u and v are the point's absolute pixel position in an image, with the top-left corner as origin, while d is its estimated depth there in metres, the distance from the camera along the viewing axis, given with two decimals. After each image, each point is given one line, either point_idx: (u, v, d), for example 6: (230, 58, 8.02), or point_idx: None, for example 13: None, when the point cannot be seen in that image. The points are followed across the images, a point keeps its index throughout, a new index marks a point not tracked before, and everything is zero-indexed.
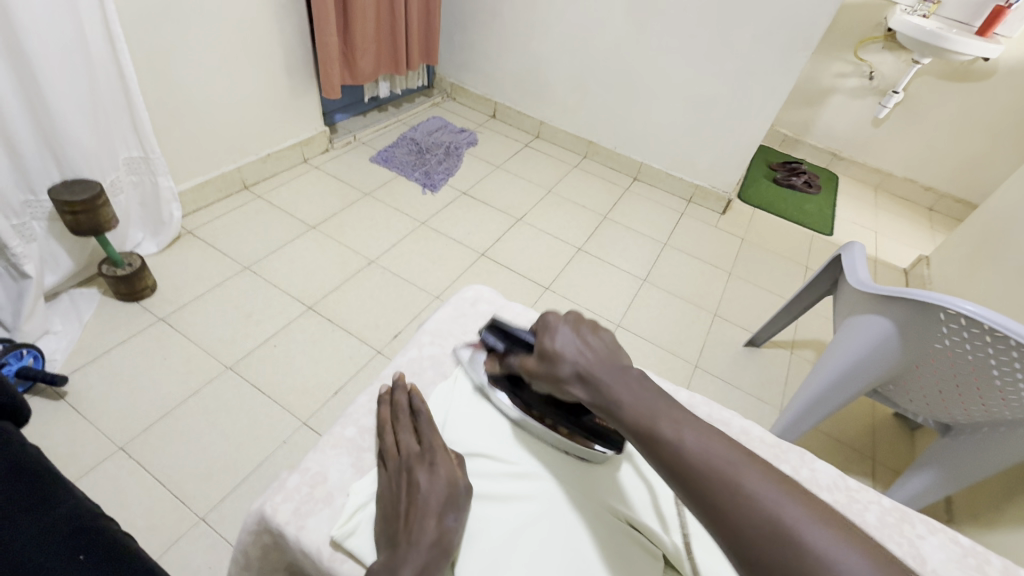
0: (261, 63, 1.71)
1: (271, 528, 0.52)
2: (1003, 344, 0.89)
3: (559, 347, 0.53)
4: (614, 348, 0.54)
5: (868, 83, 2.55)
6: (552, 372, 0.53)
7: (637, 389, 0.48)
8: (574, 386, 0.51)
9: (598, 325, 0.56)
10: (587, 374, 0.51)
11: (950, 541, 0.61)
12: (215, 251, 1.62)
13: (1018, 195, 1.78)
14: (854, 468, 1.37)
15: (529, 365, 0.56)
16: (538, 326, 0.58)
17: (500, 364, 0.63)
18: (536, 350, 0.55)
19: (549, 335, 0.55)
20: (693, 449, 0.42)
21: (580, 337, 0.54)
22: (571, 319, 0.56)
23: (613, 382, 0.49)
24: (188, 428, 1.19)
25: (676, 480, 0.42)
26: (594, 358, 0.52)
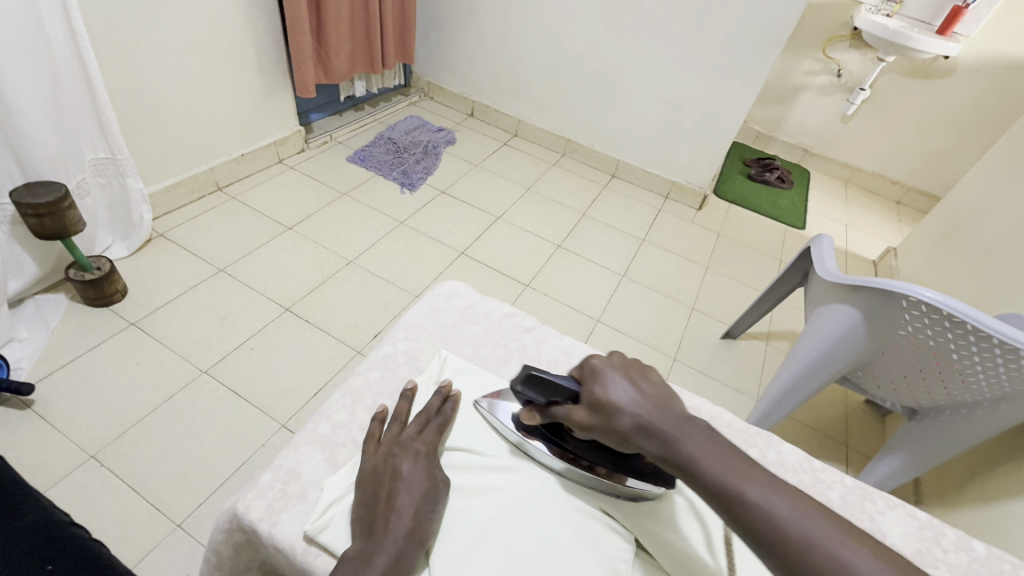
0: (232, 62, 1.69)
1: (244, 525, 0.52)
2: (962, 329, 0.94)
3: (616, 399, 0.49)
4: (668, 392, 0.51)
5: (836, 80, 2.62)
6: (611, 425, 0.49)
7: (705, 441, 0.45)
8: (634, 437, 0.48)
9: (647, 368, 0.53)
10: (648, 427, 0.47)
11: (908, 516, 0.64)
12: (188, 253, 1.59)
13: (977, 188, 1.85)
14: (827, 454, 1.41)
15: (580, 419, 0.51)
16: (586, 372, 0.53)
17: (536, 413, 0.56)
18: (587, 401, 0.50)
19: (599, 384, 0.51)
20: (786, 514, 0.41)
21: (635, 385, 0.50)
22: (618, 363, 0.53)
23: (678, 435, 0.46)
24: (163, 434, 1.17)
25: (765, 546, 0.41)
26: (653, 408, 0.48)
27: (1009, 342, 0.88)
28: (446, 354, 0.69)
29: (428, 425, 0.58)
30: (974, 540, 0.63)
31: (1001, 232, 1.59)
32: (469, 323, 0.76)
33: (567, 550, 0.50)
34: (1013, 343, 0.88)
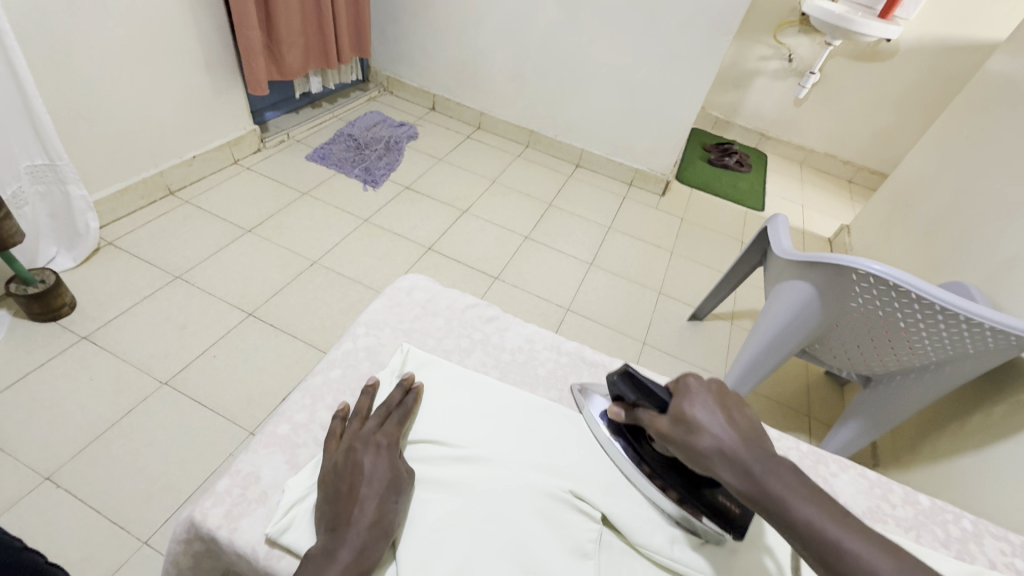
0: (177, 60, 1.61)
1: (203, 534, 0.50)
2: (907, 298, 0.98)
3: (700, 420, 0.51)
4: (755, 426, 0.52)
5: (788, 65, 2.70)
6: (690, 442, 0.51)
7: (794, 481, 0.46)
8: (714, 463, 0.49)
9: (743, 401, 0.55)
10: (730, 455, 0.48)
11: (860, 476, 0.67)
12: (141, 261, 1.52)
13: (920, 165, 1.94)
14: (792, 426, 1.47)
15: (659, 426, 0.54)
16: (678, 387, 0.56)
17: (624, 410, 0.61)
18: (671, 411, 0.53)
19: (687, 401, 0.53)
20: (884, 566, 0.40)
21: (721, 411, 0.52)
22: (713, 388, 0.55)
23: (764, 470, 0.46)
24: (122, 451, 1.12)
25: None
26: (738, 438, 0.49)
27: (952, 307, 0.94)
28: (408, 348, 0.68)
29: (392, 416, 0.58)
30: (920, 494, 0.67)
31: (942, 205, 1.67)
32: (431, 316, 0.76)
33: (534, 534, 0.51)
34: (997, 323, 0.92)
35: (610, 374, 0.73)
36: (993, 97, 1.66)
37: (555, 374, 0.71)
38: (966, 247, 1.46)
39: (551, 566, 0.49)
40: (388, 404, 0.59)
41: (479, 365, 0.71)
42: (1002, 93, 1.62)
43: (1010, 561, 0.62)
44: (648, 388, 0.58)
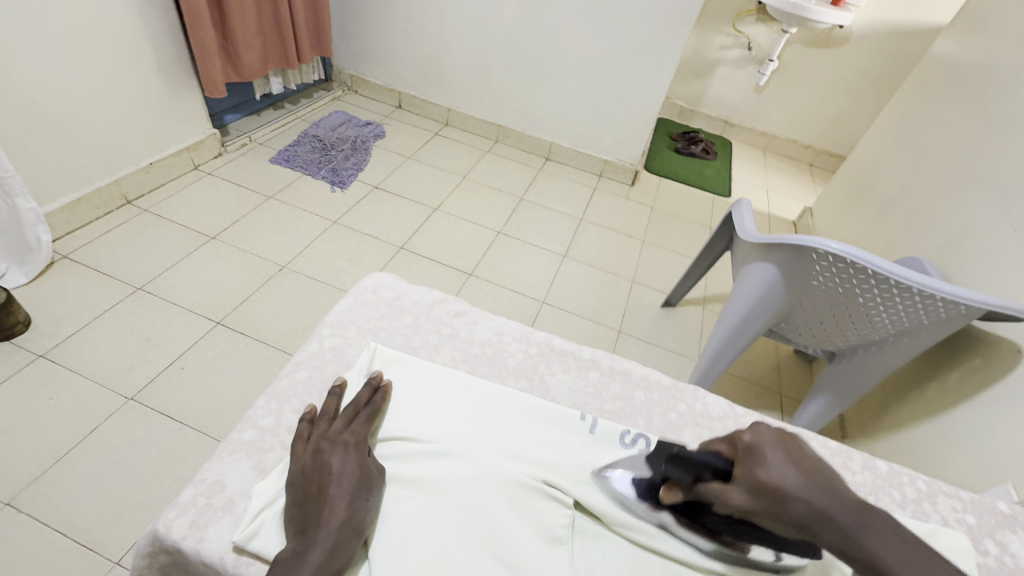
0: (127, 63, 1.55)
1: (167, 546, 0.49)
2: (864, 274, 1.02)
3: (778, 479, 0.49)
4: (829, 473, 0.51)
5: (748, 53, 2.76)
6: (779, 510, 0.48)
7: (891, 537, 0.45)
8: (810, 527, 0.46)
9: (800, 443, 0.54)
10: (824, 516, 0.46)
11: (822, 445, 0.70)
12: (100, 274, 1.46)
13: (875, 146, 2.01)
14: (765, 404, 1.51)
15: (736, 501, 0.50)
16: (739, 450, 0.54)
17: (678, 491, 0.56)
18: (745, 482, 0.50)
19: (758, 464, 0.51)
20: None
21: (792, 462, 0.50)
22: (772, 439, 0.53)
23: (861, 528, 0.45)
24: (87, 471, 1.08)
25: None
26: (821, 493, 0.48)
27: (907, 282, 0.98)
28: (374, 346, 0.67)
29: (360, 416, 0.58)
30: (878, 460, 0.70)
31: (896, 185, 1.74)
32: (398, 313, 0.75)
33: (507, 522, 0.51)
34: (957, 298, 0.96)
35: (578, 361, 0.73)
36: (939, 79, 1.73)
37: (525, 364, 0.72)
38: (919, 224, 1.52)
39: (522, 552, 0.50)
40: (358, 404, 0.59)
41: (448, 359, 0.71)
42: (947, 75, 1.69)
43: (962, 518, 0.65)
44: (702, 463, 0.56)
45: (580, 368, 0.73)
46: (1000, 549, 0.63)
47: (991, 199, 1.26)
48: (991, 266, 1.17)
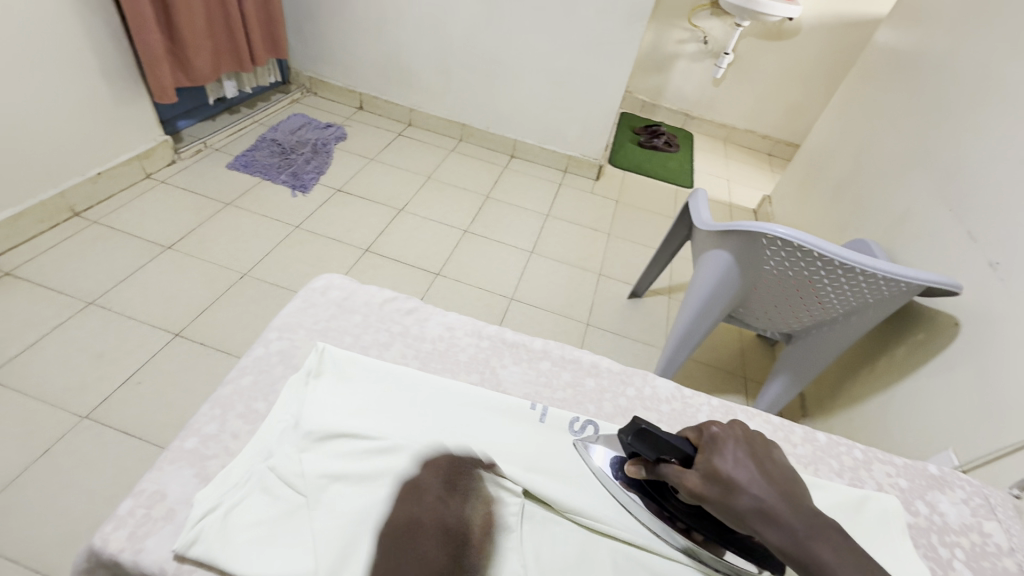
0: (68, 69, 1.49)
1: (105, 560, 0.49)
2: (810, 257, 1.06)
3: (734, 474, 0.49)
4: (790, 476, 0.51)
5: (704, 47, 2.82)
6: (728, 501, 0.49)
7: (836, 543, 0.46)
8: (751, 521, 0.48)
9: (770, 443, 0.54)
10: (770, 514, 0.47)
11: (765, 421, 0.73)
12: (48, 290, 1.41)
13: (825, 134, 2.09)
14: (729, 388, 1.56)
15: (691, 486, 0.51)
16: (704, 439, 0.53)
17: (643, 466, 0.58)
18: (703, 468, 0.51)
19: (718, 454, 0.51)
20: None
21: (752, 461, 0.50)
22: (741, 435, 0.53)
23: (810, 533, 0.46)
24: (40, 495, 1.04)
25: None
26: (775, 492, 0.48)
27: (850, 264, 1.02)
28: (323, 346, 0.67)
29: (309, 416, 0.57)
30: (818, 432, 0.73)
31: (845, 170, 1.81)
32: (348, 314, 0.75)
33: (454, 515, 0.52)
34: (898, 277, 1.01)
35: (530, 352, 0.75)
36: (881, 68, 1.80)
37: (477, 357, 0.73)
38: (866, 208, 1.59)
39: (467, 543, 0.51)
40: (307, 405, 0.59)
41: (399, 357, 0.71)
42: (887, 64, 1.76)
43: (895, 482, 0.69)
44: (665, 443, 0.54)
45: (532, 359, 0.74)
46: (930, 509, 0.67)
47: (929, 181, 1.32)
48: (930, 245, 1.23)
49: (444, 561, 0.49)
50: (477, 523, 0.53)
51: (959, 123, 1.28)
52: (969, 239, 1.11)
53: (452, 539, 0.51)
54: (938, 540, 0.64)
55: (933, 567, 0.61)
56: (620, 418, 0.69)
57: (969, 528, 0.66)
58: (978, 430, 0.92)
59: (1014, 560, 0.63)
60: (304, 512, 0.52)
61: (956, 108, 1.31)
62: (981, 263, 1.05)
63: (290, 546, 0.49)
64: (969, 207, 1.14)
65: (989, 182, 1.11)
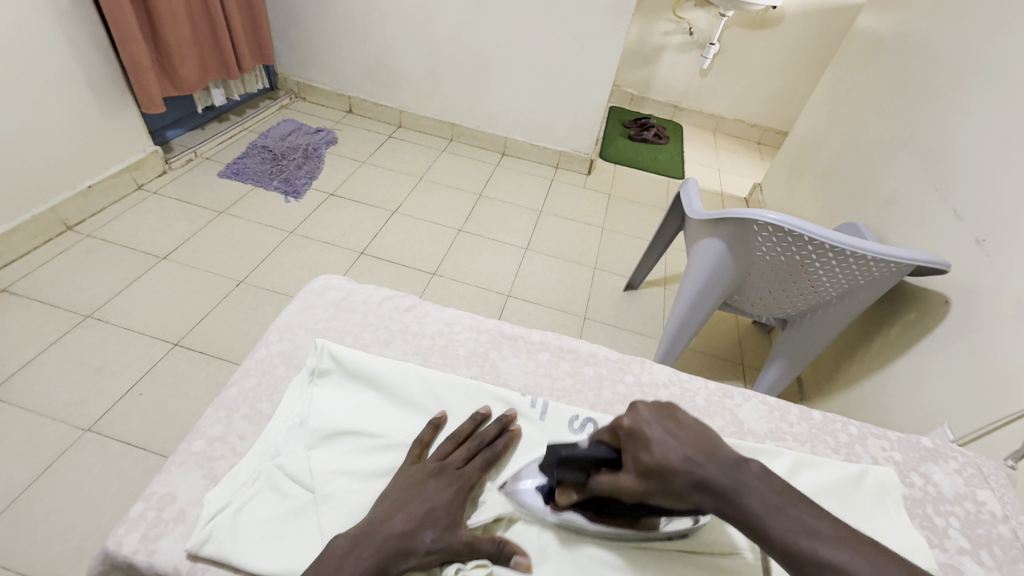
0: (54, 84, 1.48)
1: (118, 563, 0.50)
2: (801, 240, 1.07)
3: (660, 456, 0.48)
4: (711, 436, 0.50)
5: (690, 38, 2.83)
6: (667, 487, 0.47)
7: (765, 490, 0.45)
8: (693, 493, 0.46)
9: (671, 406, 0.53)
10: (707, 484, 0.46)
11: (761, 403, 0.74)
12: (44, 306, 1.41)
13: (812, 120, 2.10)
14: (727, 374, 1.58)
15: (628, 487, 0.50)
16: (620, 435, 0.53)
17: (572, 490, 0.54)
18: (634, 466, 0.50)
19: (641, 446, 0.50)
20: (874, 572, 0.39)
21: (670, 434, 0.50)
22: (650, 416, 0.52)
23: (739, 489, 0.45)
24: (45, 510, 1.05)
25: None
26: (704, 459, 0.47)
27: (840, 245, 1.03)
28: (323, 342, 0.67)
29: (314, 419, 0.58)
30: (813, 411, 0.75)
31: (832, 156, 1.83)
32: (348, 312, 0.76)
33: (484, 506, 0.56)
34: (885, 256, 1.02)
35: (528, 344, 0.76)
36: (863, 53, 1.82)
37: (476, 351, 0.74)
38: (855, 191, 1.60)
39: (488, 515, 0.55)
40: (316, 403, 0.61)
41: (400, 353, 0.72)
42: (870, 48, 1.78)
43: (890, 456, 0.71)
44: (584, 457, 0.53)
45: (531, 350, 0.75)
46: (925, 480, 0.69)
47: (914, 162, 1.34)
48: (918, 226, 1.25)
49: (416, 470, 0.55)
50: (461, 451, 0.58)
51: (941, 104, 1.30)
52: (956, 217, 1.12)
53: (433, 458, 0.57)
54: (933, 510, 0.65)
55: (930, 536, 0.62)
56: (620, 405, 0.70)
57: (963, 497, 0.67)
58: (972, 406, 0.93)
59: (1008, 527, 0.65)
60: (311, 508, 0.53)
61: (939, 88, 1.33)
62: (967, 241, 1.07)
63: (298, 541, 0.51)
64: (954, 186, 1.16)
65: (972, 160, 1.13)
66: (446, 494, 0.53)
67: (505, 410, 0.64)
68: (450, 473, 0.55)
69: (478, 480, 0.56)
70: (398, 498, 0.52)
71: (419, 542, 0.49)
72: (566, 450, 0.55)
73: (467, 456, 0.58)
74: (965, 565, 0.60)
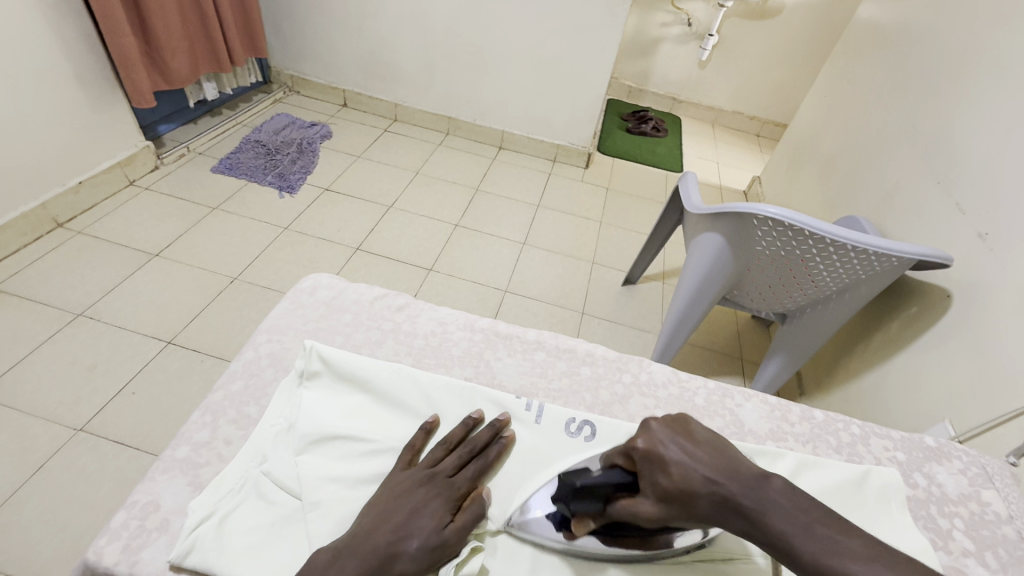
0: (42, 79, 1.46)
1: (100, 574, 0.48)
2: (801, 235, 1.06)
3: (679, 478, 0.47)
4: (731, 454, 0.49)
5: (688, 30, 2.80)
6: (689, 510, 0.46)
7: (789, 508, 0.43)
8: (716, 516, 0.46)
9: (690, 422, 0.53)
10: (728, 505, 0.45)
11: (761, 402, 0.73)
12: (34, 304, 1.39)
13: (812, 112, 2.08)
14: (727, 370, 1.57)
15: (650, 514, 0.48)
16: (636, 459, 0.51)
17: (589, 519, 0.52)
18: (653, 490, 0.48)
19: (658, 468, 0.49)
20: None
21: (688, 454, 0.49)
22: (665, 435, 0.51)
23: (763, 509, 0.44)
24: (37, 511, 1.03)
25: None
26: (724, 479, 0.46)
27: (841, 239, 1.02)
28: (311, 344, 0.65)
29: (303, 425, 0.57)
30: (815, 410, 0.74)
31: (832, 148, 1.81)
32: (338, 312, 0.74)
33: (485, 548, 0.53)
34: (886, 250, 1.01)
35: (524, 343, 0.74)
36: (864, 44, 1.80)
37: (470, 351, 0.72)
38: (855, 184, 1.59)
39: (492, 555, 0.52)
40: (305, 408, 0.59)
41: (392, 354, 0.70)
42: (872, 39, 1.75)
43: (893, 455, 0.70)
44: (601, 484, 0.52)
45: (526, 350, 0.73)
46: (928, 481, 0.68)
47: (916, 155, 1.32)
48: (919, 220, 1.24)
49: (406, 477, 0.54)
50: (453, 457, 0.57)
51: (943, 95, 1.28)
52: (958, 210, 1.11)
53: (425, 464, 0.56)
54: (937, 511, 0.64)
55: (934, 538, 0.61)
56: (618, 406, 0.69)
57: (967, 498, 0.66)
58: (973, 403, 0.93)
59: (1013, 527, 0.64)
60: (300, 516, 0.52)
61: (941, 80, 1.31)
62: (970, 235, 1.05)
63: (286, 551, 0.50)
64: (956, 179, 1.15)
65: (975, 153, 1.11)
66: (436, 504, 0.52)
67: (499, 414, 0.63)
68: (441, 481, 0.54)
69: (468, 489, 0.55)
70: (384, 509, 0.51)
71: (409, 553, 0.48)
72: (580, 478, 0.54)
73: (460, 463, 0.57)
74: (970, 568, 0.59)
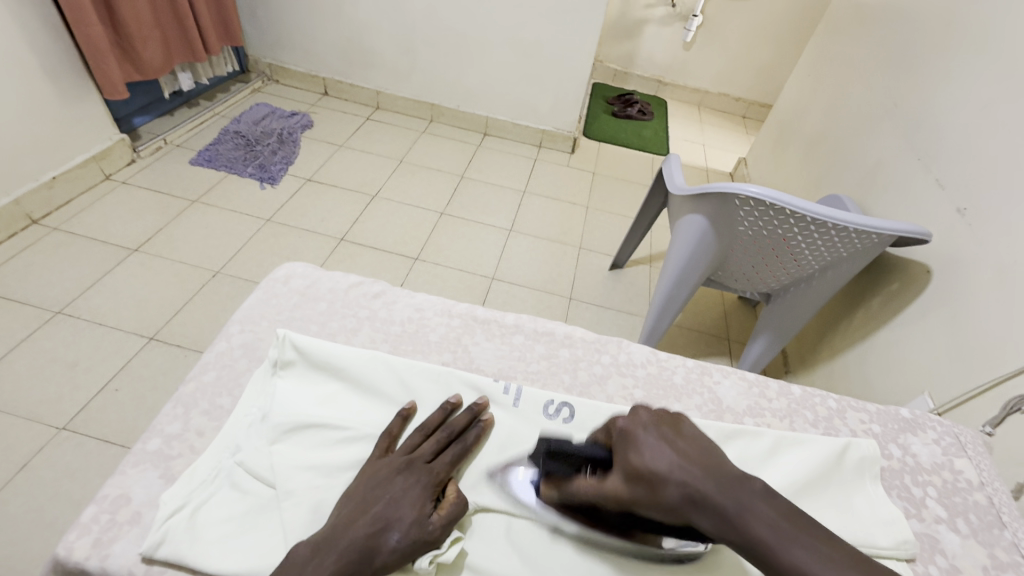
0: (8, 71, 1.41)
1: (72, 569, 0.48)
2: (783, 213, 1.06)
3: (650, 463, 0.48)
4: (716, 454, 0.49)
5: (673, 10, 2.77)
6: (655, 494, 0.46)
7: (770, 513, 0.43)
8: (685, 507, 0.45)
9: (682, 419, 0.53)
10: (698, 497, 0.45)
11: (740, 379, 0.74)
12: (12, 303, 1.36)
13: (796, 92, 2.07)
14: (713, 351, 1.58)
15: (614, 492, 0.50)
16: (616, 437, 0.53)
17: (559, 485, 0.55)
18: (623, 466, 0.50)
19: (632, 448, 0.50)
20: None
21: (668, 443, 0.49)
22: (649, 422, 0.52)
23: (740, 510, 0.43)
24: (22, 510, 1.03)
25: None
26: (699, 473, 0.46)
27: (821, 218, 1.02)
28: (286, 333, 0.64)
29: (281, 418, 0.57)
30: (793, 386, 0.74)
31: (816, 128, 1.81)
32: (314, 301, 0.74)
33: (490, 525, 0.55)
34: (864, 228, 1.02)
35: (502, 327, 0.74)
36: (847, 21, 1.79)
37: (448, 336, 0.72)
38: (838, 163, 1.59)
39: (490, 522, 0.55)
40: (281, 401, 0.59)
41: (368, 341, 0.70)
42: (854, 17, 1.74)
43: (869, 428, 0.71)
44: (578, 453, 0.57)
45: (505, 334, 0.73)
46: (903, 452, 0.69)
47: (896, 132, 1.33)
48: (900, 197, 1.25)
49: (384, 465, 0.54)
50: (431, 444, 0.57)
51: (923, 72, 1.28)
52: (938, 185, 1.11)
53: (403, 452, 0.56)
54: (911, 480, 0.66)
55: (906, 507, 0.63)
56: (597, 386, 0.70)
57: (940, 467, 0.68)
58: (950, 377, 0.94)
59: (985, 494, 0.65)
60: (275, 505, 0.52)
61: (922, 56, 1.31)
62: (948, 210, 1.06)
63: (262, 540, 0.50)
64: (935, 154, 1.15)
65: (953, 128, 1.11)
66: (416, 492, 0.52)
67: (477, 398, 0.63)
68: (418, 469, 0.54)
69: (448, 474, 0.55)
70: (363, 500, 0.51)
71: (386, 543, 0.48)
72: (558, 444, 0.59)
73: (438, 450, 0.57)
74: (942, 534, 0.61)
